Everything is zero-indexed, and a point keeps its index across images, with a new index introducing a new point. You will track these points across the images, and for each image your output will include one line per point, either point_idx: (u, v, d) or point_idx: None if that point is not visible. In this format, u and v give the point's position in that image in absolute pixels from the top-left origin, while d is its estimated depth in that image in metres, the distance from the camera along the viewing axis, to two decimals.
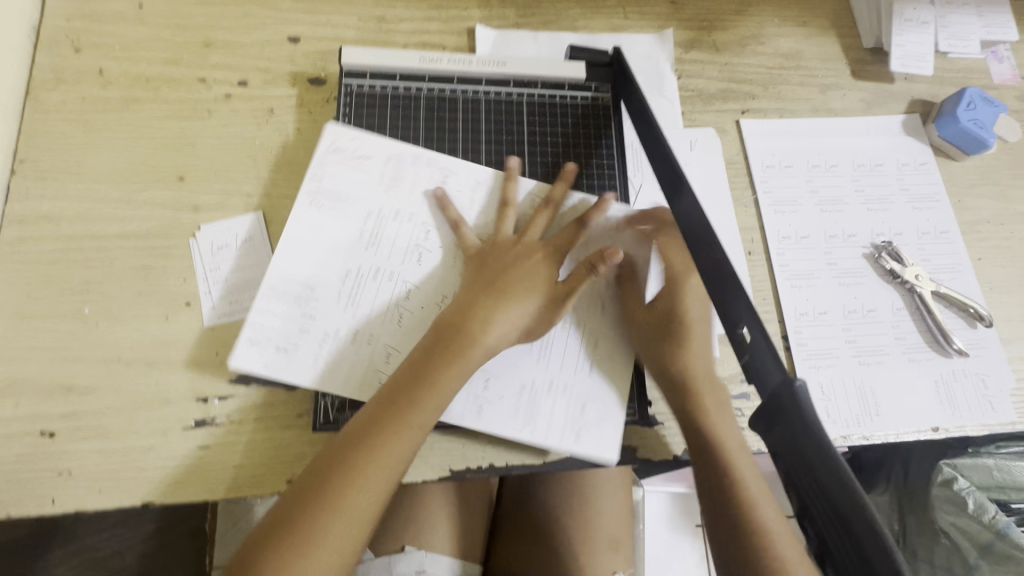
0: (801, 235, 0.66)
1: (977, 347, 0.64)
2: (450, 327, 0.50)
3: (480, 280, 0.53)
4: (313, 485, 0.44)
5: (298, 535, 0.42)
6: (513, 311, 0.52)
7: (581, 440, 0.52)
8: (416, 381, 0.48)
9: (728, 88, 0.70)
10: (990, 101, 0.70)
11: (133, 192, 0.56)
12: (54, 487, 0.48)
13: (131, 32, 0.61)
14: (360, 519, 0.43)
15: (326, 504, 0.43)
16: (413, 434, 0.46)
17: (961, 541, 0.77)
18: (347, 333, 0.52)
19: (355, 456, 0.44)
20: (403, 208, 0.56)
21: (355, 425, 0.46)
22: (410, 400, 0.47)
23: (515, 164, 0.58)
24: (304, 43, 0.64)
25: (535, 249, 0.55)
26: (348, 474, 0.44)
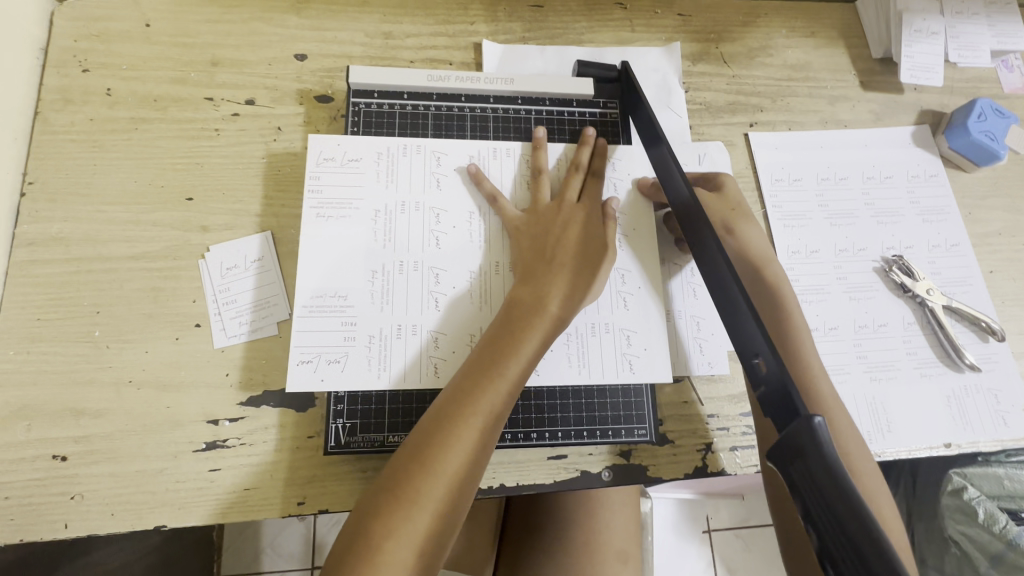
0: (812, 249, 0.65)
1: (988, 362, 0.63)
2: (514, 315, 0.51)
3: (529, 263, 0.54)
4: (394, 475, 0.45)
5: (382, 525, 0.43)
6: (576, 284, 0.53)
7: (641, 371, 0.54)
8: (484, 368, 0.49)
9: (736, 100, 0.70)
10: (1002, 112, 0.69)
11: (142, 213, 0.56)
12: (67, 512, 0.48)
13: (139, 51, 0.61)
14: (441, 507, 0.44)
15: (407, 491, 0.44)
16: (490, 409, 0.47)
17: (971, 550, 0.76)
18: (393, 329, 0.52)
19: (429, 444, 0.46)
20: (408, 199, 0.56)
21: (436, 407, 0.48)
22: (479, 386, 0.48)
23: (542, 133, 0.59)
24: (311, 60, 0.64)
25: (569, 209, 0.57)
26: (425, 463, 0.45)
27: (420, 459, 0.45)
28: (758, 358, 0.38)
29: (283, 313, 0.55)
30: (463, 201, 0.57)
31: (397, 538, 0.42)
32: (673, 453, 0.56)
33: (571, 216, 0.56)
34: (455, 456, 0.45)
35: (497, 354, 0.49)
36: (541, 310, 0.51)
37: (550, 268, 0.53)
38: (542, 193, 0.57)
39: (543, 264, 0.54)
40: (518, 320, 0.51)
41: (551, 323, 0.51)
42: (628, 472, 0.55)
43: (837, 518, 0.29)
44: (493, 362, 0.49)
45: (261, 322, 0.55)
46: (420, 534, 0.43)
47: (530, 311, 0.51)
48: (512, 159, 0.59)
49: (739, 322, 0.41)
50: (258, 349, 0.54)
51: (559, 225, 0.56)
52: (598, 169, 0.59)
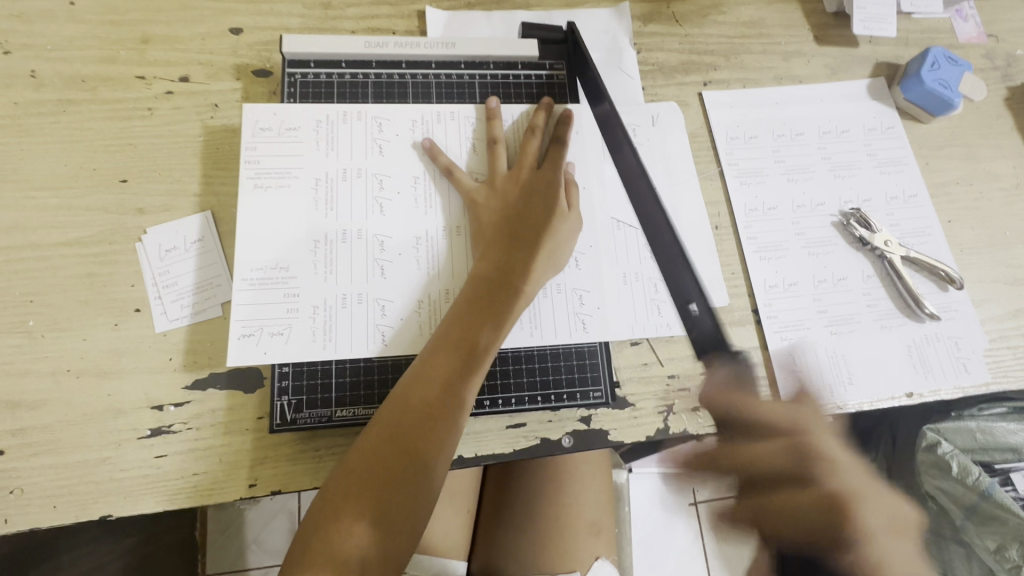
0: (769, 206, 0.64)
1: (949, 310, 0.63)
2: (480, 289, 0.50)
3: (488, 235, 0.53)
4: (360, 455, 0.44)
5: (352, 508, 0.42)
6: (541, 258, 0.52)
7: (593, 332, 0.55)
8: (451, 344, 0.48)
9: (689, 60, 0.69)
10: (955, 60, 0.68)
11: (74, 197, 0.54)
12: (6, 507, 0.47)
13: (65, 31, 0.59)
14: (413, 486, 0.43)
15: (374, 470, 0.43)
16: (459, 384, 0.47)
17: (948, 504, 0.75)
18: (339, 299, 0.51)
19: (396, 423, 0.45)
20: (348, 167, 0.54)
21: (402, 385, 0.47)
22: (447, 362, 0.47)
23: (495, 103, 0.57)
24: (246, 34, 0.61)
25: (531, 176, 0.55)
26: (392, 441, 0.44)
27: (387, 436, 0.44)
28: None
29: (226, 295, 0.54)
30: (406, 167, 0.55)
31: (367, 520, 0.42)
32: (633, 416, 0.55)
33: (531, 185, 0.55)
34: (423, 432, 0.45)
35: (463, 328, 0.48)
36: (510, 287, 0.50)
37: (514, 242, 0.52)
38: (499, 161, 0.56)
39: (503, 235, 0.53)
40: (481, 292, 0.50)
41: (516, 296, 0.50)
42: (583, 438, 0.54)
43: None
44: (459, 336, 0.48)
45: (204, 304, 0.53)
46: (392, 514, 0.42)
47: (495, 285, 0.50)
48: (462, 125, 0.58)
49: None
50: (201, 331, 0.53)
51: (521, 195, 0.54)
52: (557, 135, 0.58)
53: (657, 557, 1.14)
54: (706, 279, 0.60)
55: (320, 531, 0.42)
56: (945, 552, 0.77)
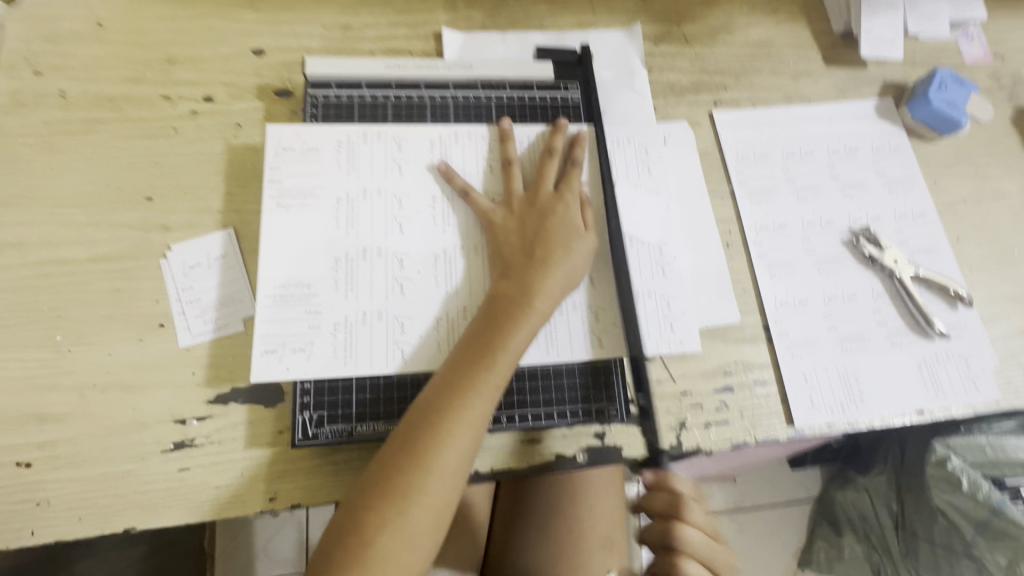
0: (779, 224, 0.65)
1: (958, 328, 0.64)
2: (499, 307, 0.51)
3: (506, 255, 0.54)
4: (382, 469, 0.45)
5: (374, 521, 0.43)
6: (558, 278, 0.53)
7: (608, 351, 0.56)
8: (472, 363, 0.48)
9: (700, 80, 0.70)
10: (962, 81, 0.70)
11: (101, 214, 0.56)
12: (32, 518, 0.48)
13: (93, 52, 0.60)
14: (434, 501, 0.44)
15: (397, 486, 0.44)
16: (480, 403, 0.47)
17: (958, 519, 0.77)
18: (360, 317, 0.52)
19: (418, 439, 0.45)
20: (369, 186, 0.56)
21: (422, 402, 0.47)
22: (468, 381, 0.47)
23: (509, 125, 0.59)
24: (268, 55, 0.63)
25: (548, 198, 0.57)
26: (415, 458, 0.45)
27: (409, 453, 0.45)
28: None
29: (248, 310, 0.55)
30: (424, 186, 0.56)
31: (389, 534, 0.43)
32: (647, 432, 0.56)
33: (549, 206, 0.56)
34: (445, 450, 0.45)
35: (484, 347, 0.49)
36: (528, 305, 0.51)
37: (532, 261, 0.53)
38: (514, 183, 0.57)
39: (521, 255, 0.54)
40: (502, 311, 0.51)
41: (537, 316, 0.51)
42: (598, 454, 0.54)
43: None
44: (480, 355, 0.49)
45: (226, 319, 0.54)
46: (412, 528, 0.43)
47: (513, 304, 0.51)
48: (479, 146, 0.59)
49: None
50: (223, 346, 0.54)
51: (538, 216, 0.56)
52: (572, 157, 0.59)
53: None
54: (718, 297, 0.61)
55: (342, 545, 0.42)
56: (958, 564, 0.80)
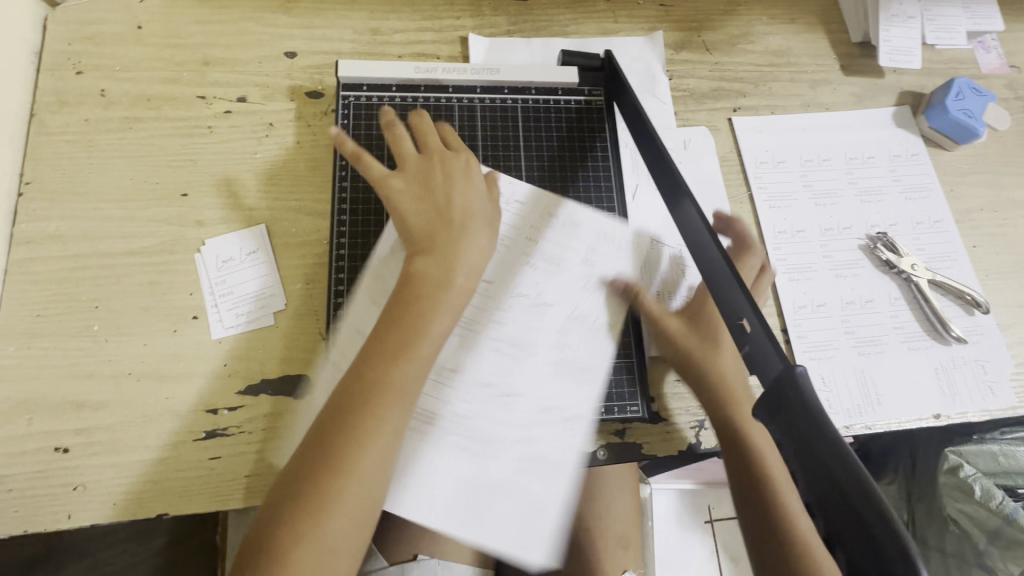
0: (797, 229, 0.66)
1: (975, 334, 0.64)
2: (418, 292, 0.49)
3: (424, 230, 0.52)
4: (295, 481, 0.42)
5: (288, 536, 0.40)
6: (474, 258, 0.52)
7: (582, 349, 0.55)
8: (384, 349, 0.46)
9: (719, 86, 0.71)
10: (979, 90, 0.71)
11: (138, 209, 0.57)
12: (69, 502, 0.49)
13: (131, 53, 0.63)
14: (355, 505, 0.42)
15: (311, 491, 0.42)
16: (395, 392, 0.45)
17: (971, 529, 0.77)
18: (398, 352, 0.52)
19: (332, 443, 0.43)
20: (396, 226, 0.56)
21: (336, 397, 0.45)
22: (378, 369, 0.45)
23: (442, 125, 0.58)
24: (300, 57, 0.65)
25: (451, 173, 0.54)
26: (328, 458, 0.42)
27: (323, 454, 0.43)
28: (742, 319, 0.38)
29: (278, 304, 0.56)
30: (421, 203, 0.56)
31: (305, 548, 0.40)
32: (666, 431, 0.57)
33: (429, 184, 0.54)
34: (359, 443, 0.43)
35: (399, 333, 0.47)
36: (448, 285, 0.50)
37: (445, 245, 0.51)
38: (408, 160, 0.54)
39: (443, 230, 0.52)
40: (417, 295, 0.49)
41: (450, 295, 0.49)
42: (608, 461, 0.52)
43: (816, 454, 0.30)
44: (394, 343, 0.46)
45: (257, 313, 0.56)
46: (331, 536, 0.41)
47: (432, 288, 0.49)
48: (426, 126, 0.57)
49: (726, 289, 0.41)
50: (254, 339, 0.55)
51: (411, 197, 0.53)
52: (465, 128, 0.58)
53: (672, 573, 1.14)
54: None
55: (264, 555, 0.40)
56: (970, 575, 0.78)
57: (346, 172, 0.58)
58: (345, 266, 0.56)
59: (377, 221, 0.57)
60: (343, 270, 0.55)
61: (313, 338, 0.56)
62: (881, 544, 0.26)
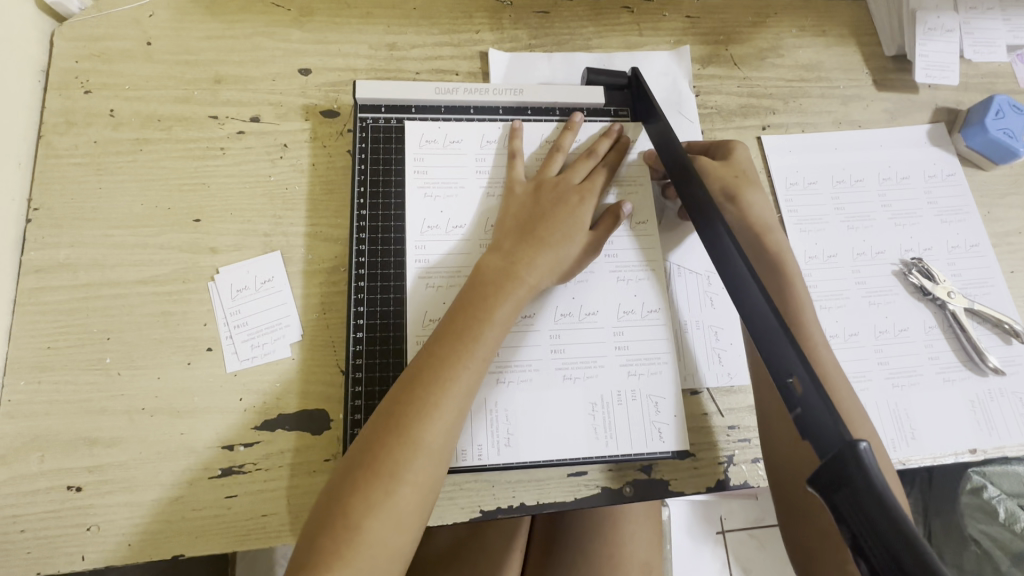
0: (828, 254, 0.64)
1: (1013, 364, 0.62)
2: (484, 279, 0.50)
3: (503, 229, 0.53)
4: (368, 448, 0.44)
5: (359, 504, 0.42)
6: (554, 254, 0.52)
7: (605, 317, 0.54)
8: (458, 335, 0.47)
9: (748, 103, 0.69)
10: (1019, 108, 0.68)
11: (149, 236, 0.56)
12: (83, 544, 0.48)
13: (140, 71, 0.60)
14: (419, 478, 0.43)
15: (382, 464, 0.43)
16: (468, 375, 0.46)
17: (992, 548, 0.75)
18: (422, 323, 0.52)
19: (404, 415, 0.45)
20: (435, 190, 0.56)
21: (409, 375, 0.47)
22: (452, 353, 0.47)
23: (579, 120, 0.59)
24: (315, 74, 0.63)
25: (568, 185, 0.56)
26: (401, 435, 0.44)
27: (395, 430, 0.44)
28: (793, 377, 0.36)
29: (294, 335, 0.54)
30: (475, 208, 0.56)
31: (377, 517, 0.42)
32: (695, 467, 0.55)
33: (566, 191, 0.55)
34: (431, 424, 0.44)
35: (470, 319, 0.48)
36: (517, 277, 0.50)
37: (527, 238, 0.52)
38: (551, 165, 0.57)
39: (517, 229, 0.53)
40: (487, 283, 0.50)
41: (525, 287, 0.50)
42: (650, 423, 0.51)
43: (888, 547, 0.27)
44: (465, 330, 0.47)
45: (272, 344, 0.54)
46: (401, 508, 0.43)
47: (500, 278, 0.50)
48: (533, 141, 0.59)
49: (772, 340, 0.39)
50: (269, 372, 0.53)
51: (532, 198, 0.55)
52: (613, 162, 0.58)
53: None
54: None
55: (327, 525, 0.42)
56: None
57: (364, 199, 0.55)
58: (364, 298, 0.52)
59: (398, 249, 0.54)
60: (362, 302, 0.52)
61: (330, 371, 0.54)
62: None
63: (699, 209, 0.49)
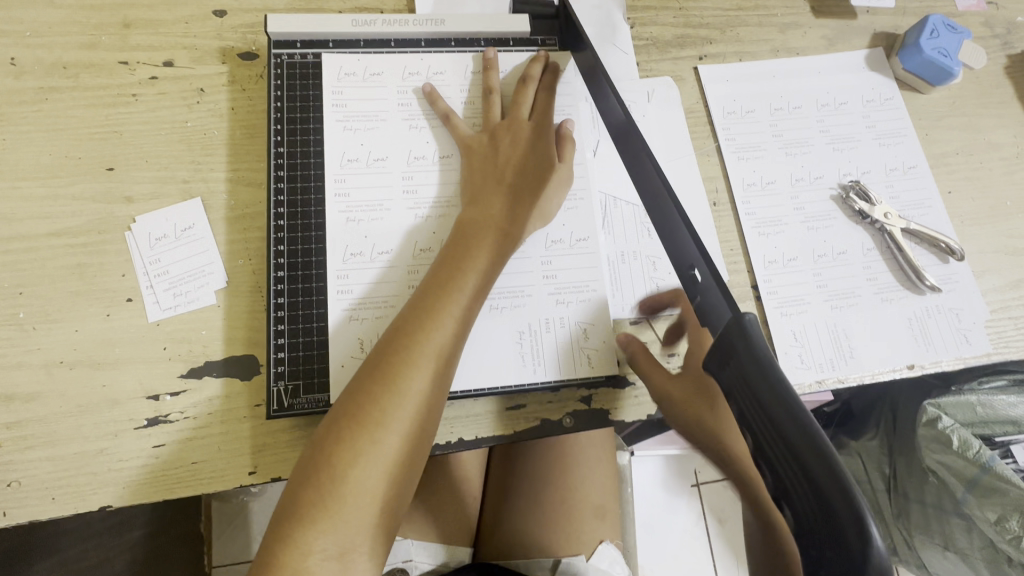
0: (767, 181, 0.64)
1: (950, 282, 0.63)
2: (465, 231, 0.50)
3: (477, 181, 0.53)
4: (354, 399, 0.43)
5: (344, 453, 0.41)
6: (527, 206, 0.52)
7: (532, 247, 0.54)
8: (441, 285, 0.47)
9: (685, 34, 0.67)
10: (955, 27, 0.67)
11: (60, 187, 0.53)
12: (4, 500, 0.46)
13: (43, 17, 0.57)
14: (407, 428, 0.42)
15: (367, 412, 0.42)
16: (453, 324, 0.46)
17: (948, 478, 0.73)
18: (342, 256, 0.51)
19: (388, 364, 0.43)
20: (354, 124, 0.55)
21: (393, 327, 0.46)
22: (438, 301, 0.46)
23: (493, 56, 0.58)
24: (230, 16, 0.60)
25: (521, 128, 0.55)
26: (386, 384, 0.43)
27: (380, 378, 0.43)
28: (694, 268, 0.38)
29: (218, 282, 0.53)
30: (396, 141, 0.55)
31: (362, 465, 0.41)
32: (634, 395, 0.53)
33: (522, 135, 0.55)
34: (420, 375, 0.43)
35: (454, 270, 0.47)
36: (498, 227, 0.50)
37: (500, 188, 0.52)
38: (492, 111, 0.56)
39: (492, 180, 0.53)
40: (471, 235, 0.49)
41: (504, 238, 0.50)
42: (581, 345, 0.52)
43: (759, 401, 0.29)
44: (451, 280, 0.47)
45: (195, 292, 0.52)
46: (387, 457, 0.41)
47: (482, 229, 0.50)
48: (458, 73, 0.58)
49: (675, 238, 0.41)
50: (192, 321, 0.52)
51: (495, 147, 0.54)
52: (549, 97, 0.58)
53: (658, 538, 1.14)
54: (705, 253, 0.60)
55: (309, 477, 0.41)
56: (947, 523, 0.78)
57: (281, 137, 0.53)
58: (284, 236, 0.51)
59: (319, 186, 0.53)
60: (282, 240, 0.51)
61: (258, 317, 0.53)
62: (823, 489, 0.25)
63: (615, 122, 0.49)
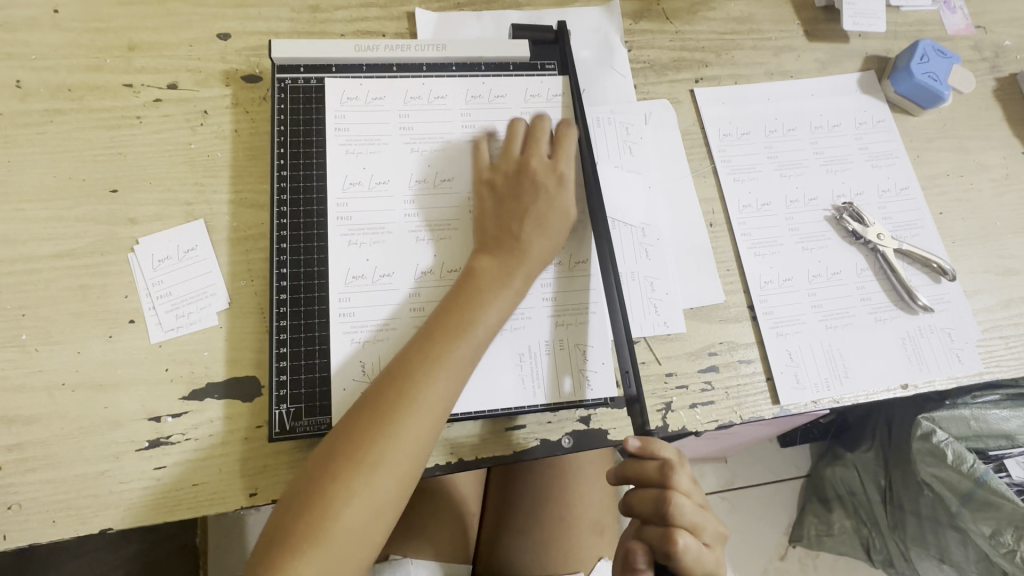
0: (762, 202, 0.65)
1: (941, 302, 0.64)
2: (470, 276, 0.50)
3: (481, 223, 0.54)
4: (353, 437, 0.43)
5: (338, 489, 0.41)
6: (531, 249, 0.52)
7: None
8: (446, 332, 0.47)
9: (681, 56, 0.69)
10: (944, 52, 0.69)
11: (64, 209, 0.54)
12: (5, 522, 0.46)
13: (48, 40, 0.58)
14: (401, 469, 0.43)
15: (363, 452, 0.42)
16: (454, 375, 0.46)
17: (942, 490, 0.73)
18: (345, 279, 0.52)
19: (389, 407, 0.44)
20: (356, 148, 0.55)
21: (396, 368, 0.46)
22: (442, 349, 0.46)
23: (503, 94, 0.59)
24: (234, 39, 0.61)
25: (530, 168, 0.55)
26: (384, 427, 0.43)
27: (378, 421, 0.43)
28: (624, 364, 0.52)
29: (220, 303, 0.53)
30: (398, 165, 0.56)
31: (353, 503, 0.41)
32: None
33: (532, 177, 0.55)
34: (419, 423, 0.44)
35: (459, 317, 0.48)
36: (501, 272, 0.50)
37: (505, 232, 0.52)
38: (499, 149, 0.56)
39: (496, 222, 0.53)
40: (475, 280, 0.50)
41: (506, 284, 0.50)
42: (579, 367, 0.53)
43: None
44: (455, 326, 0.47)
45: (198, 313, 0.53)
46: (377, 497, 0.42)
47: (486, 274, 0.50)
48: (458, 96, 0.59)
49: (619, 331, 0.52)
50: (194, 342, 0.52)
51: (502, 188, 0.55)
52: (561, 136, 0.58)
53: None
54: (702, 272, 0.61)
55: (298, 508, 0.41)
56: (943, 536, 0.78)
57: (285, 159, 0.54)
58: (287, 259, 0.52)
59: (321, 209, 0.54)
60: (285, 263, 0.52)
61: (259, 338, 0.53)
62: None
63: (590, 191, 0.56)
